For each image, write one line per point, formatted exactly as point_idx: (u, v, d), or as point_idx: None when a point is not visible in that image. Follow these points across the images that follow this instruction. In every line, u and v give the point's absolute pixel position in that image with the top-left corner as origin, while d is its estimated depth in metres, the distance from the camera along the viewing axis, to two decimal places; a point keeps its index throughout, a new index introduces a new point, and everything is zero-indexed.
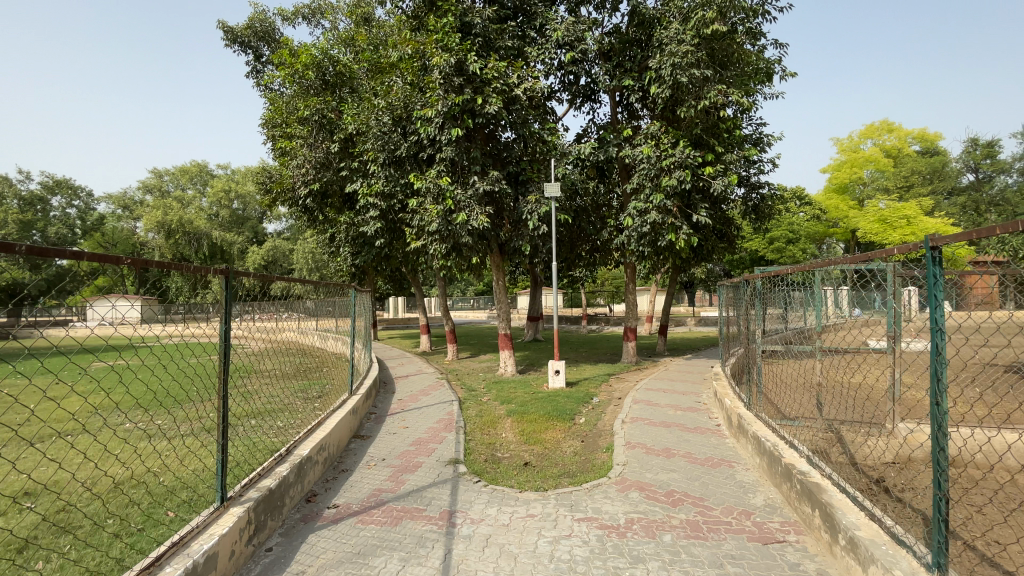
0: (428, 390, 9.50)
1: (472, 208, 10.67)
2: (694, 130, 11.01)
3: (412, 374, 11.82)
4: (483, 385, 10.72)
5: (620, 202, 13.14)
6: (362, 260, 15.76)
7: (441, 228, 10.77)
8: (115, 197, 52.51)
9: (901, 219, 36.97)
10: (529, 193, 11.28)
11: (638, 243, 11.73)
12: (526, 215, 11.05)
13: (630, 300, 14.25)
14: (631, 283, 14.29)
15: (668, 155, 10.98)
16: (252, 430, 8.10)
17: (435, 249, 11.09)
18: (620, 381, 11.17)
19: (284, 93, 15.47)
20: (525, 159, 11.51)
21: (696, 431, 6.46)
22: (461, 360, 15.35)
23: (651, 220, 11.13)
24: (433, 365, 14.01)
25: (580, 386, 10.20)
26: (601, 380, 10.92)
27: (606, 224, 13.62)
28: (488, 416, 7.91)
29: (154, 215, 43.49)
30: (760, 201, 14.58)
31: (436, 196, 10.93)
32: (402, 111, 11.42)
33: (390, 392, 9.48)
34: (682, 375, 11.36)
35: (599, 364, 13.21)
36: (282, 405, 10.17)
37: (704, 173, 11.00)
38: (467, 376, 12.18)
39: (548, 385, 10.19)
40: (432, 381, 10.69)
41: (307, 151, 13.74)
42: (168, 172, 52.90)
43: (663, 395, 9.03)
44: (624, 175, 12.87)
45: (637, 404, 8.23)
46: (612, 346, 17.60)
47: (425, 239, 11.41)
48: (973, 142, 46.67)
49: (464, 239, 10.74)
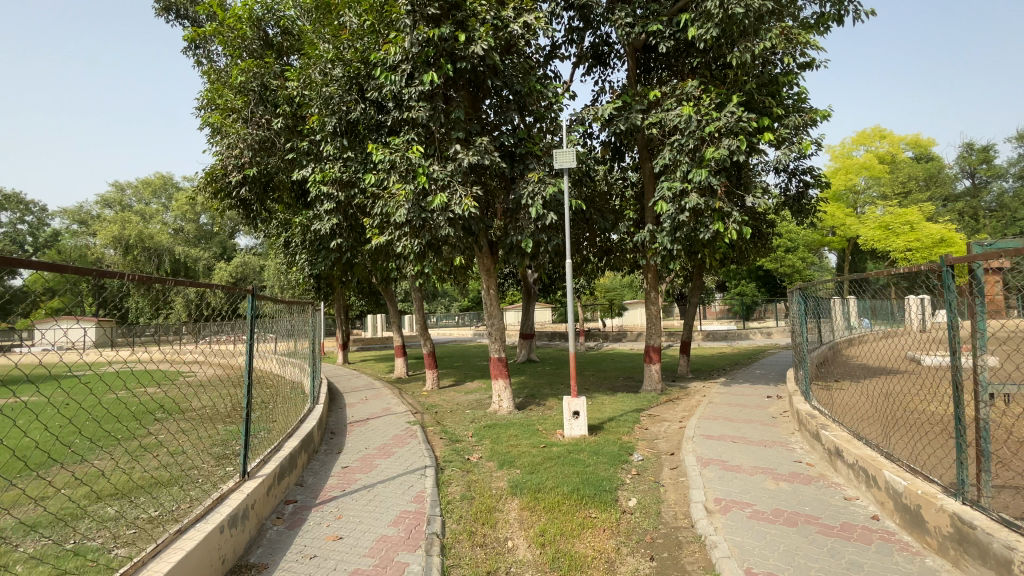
0: (391, 447, 6.53)
1: (454, 189, 7.84)
2: (747, 86, 8.45)
3: (376, 415, 8.82)
4: (472, 432, 7.75)
5: (643, 188, 10.49)
6: (320, 267, 12.77)
7: (411, 216, 7.94)
8: (70, 211, 48.48)
9: (904, 225, 35.59)
10: (530, 169, 8.51)
11: (674, 236, 8.97)
12: (527, 198, 8.26)
13: (651, 311, 11.45)
14: (652, 290, 11.44)
15: (712, 118, 8.39)
16: (100, 532, 5.05)
17: (404, 246, 8.24)
18: (656, 420, 8.29)
19: (221, 63, 12.56)
20: (525, 127, 8.77)
21: (856, 544, 3.68)
22: (443, 390, 12.36)
23: (692, 205, 8.38)
24: (406, 399, 10.98)
25: (607, 431, 7.29)
26: (631, 420, 8.04)
27: (625, 218, 10.92)
28: (483, 498, 4.98)
29: (111, 230, 39.59)
30: (805, 189, 12.00)
31: (403, 173, 8.10)
32: (360, 63, 8.68)
33: (334, 449, 6.57)
34: (733, 409, 8.61)
35: (618, 395, 10.37)
36: (184, 468, 7.13)
37: (761, 141, 8.36)
38: (450, 415, 9.21)
39: (563, 431, 7.27)
40: (401, 428, 7.69)
41: (242, 127, 10.77)
42: (130, 185, 49.12)
43: (736, 448, 6.22)
44: (646, 154, 10.23)
45: (711, 471, 5.41)
46: (624, 369, 14.76)
47: (390, 233, 8.55)
48: (969, 147, 45.69)
49: (444, 231, 7.88)
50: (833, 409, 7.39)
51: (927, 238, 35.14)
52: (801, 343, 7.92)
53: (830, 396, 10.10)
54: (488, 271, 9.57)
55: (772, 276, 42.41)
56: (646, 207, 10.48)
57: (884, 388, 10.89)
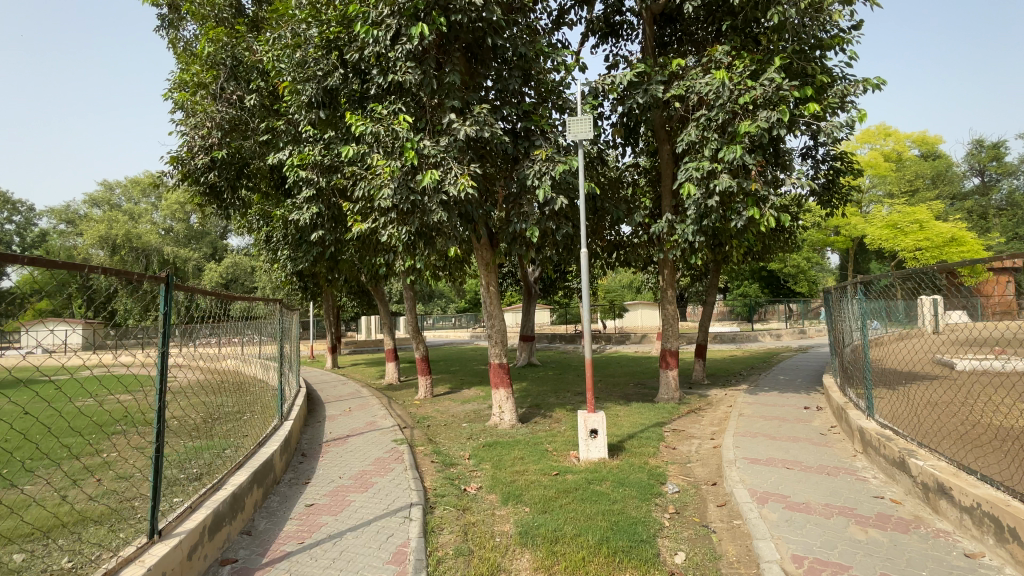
0: (371, 476, 5.37)
1: (448, 166, 6.71)
2: (788, 50, 7.32)
3: (360, 430, 7.66)
4: (470, 453, 6.58)
5: (664, 172, 9.35)
6: (302, 263, 11.57)
7: (398, 198, 6.80)
8: (57, 210, 47.00)
9: (913, 224, 34.57)
10: (536, 146, 7.35)
11: (702, 224, 7.82)
12: (532, 179, 7.11)
13: (667, 311, 10.28)
14: (669, 288, 10.24)
15: (747, 85, 7.25)
16: None
17: (390, 234, 7.12)
18: (683, 437, 7.15)
19: (190, 38, 11.38)
20: (531, 98, 7.58)
21: None
22: (437, 399, 11.20)
23: (724, 188, 7.25)
24: (396, 410, 9.81)
25: (630, 452, 6.14)
26: (655, 438, 6.88)
27: (641, 208, 9.76)
28: (485, 552, 3.83)
29: (97, 229, 38.20)
30: (836, 176, 10.87)
31: (387, 148, 6.97)
32: (340, 24, 7.53)
33: (301, 479, 5.42)
34: (770, 423, 7.43)
35: (633, 405, 9.23)
36: (125, 497, 5.95)
37: (806, 113, 7.21)
38: (444, 430, 8.05)
39: (578, 453, 6.12)
40: (387, 448, 6.54)
41: (211, 105, 9.59)
42: (118, 184, 47.58)
43: (795, 480, 5.06)
44: (666, 133, 9.09)
45: (775, 513, 4.25)
46: (635, 374, 13.62)
47: (373, 219, 7.38)
48: (977, 144, 44.75)
49: (436, 216, 6.73)
50: (904, 427, 6.28)
51: (937, 237, 34.15)
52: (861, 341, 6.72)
53: (885, 406, 9.02)
54: (486, 265, 8.39)
55: (777, 277, 41.46)
56: (665, 195, 9.34)
57: (924, 396, 9.75)
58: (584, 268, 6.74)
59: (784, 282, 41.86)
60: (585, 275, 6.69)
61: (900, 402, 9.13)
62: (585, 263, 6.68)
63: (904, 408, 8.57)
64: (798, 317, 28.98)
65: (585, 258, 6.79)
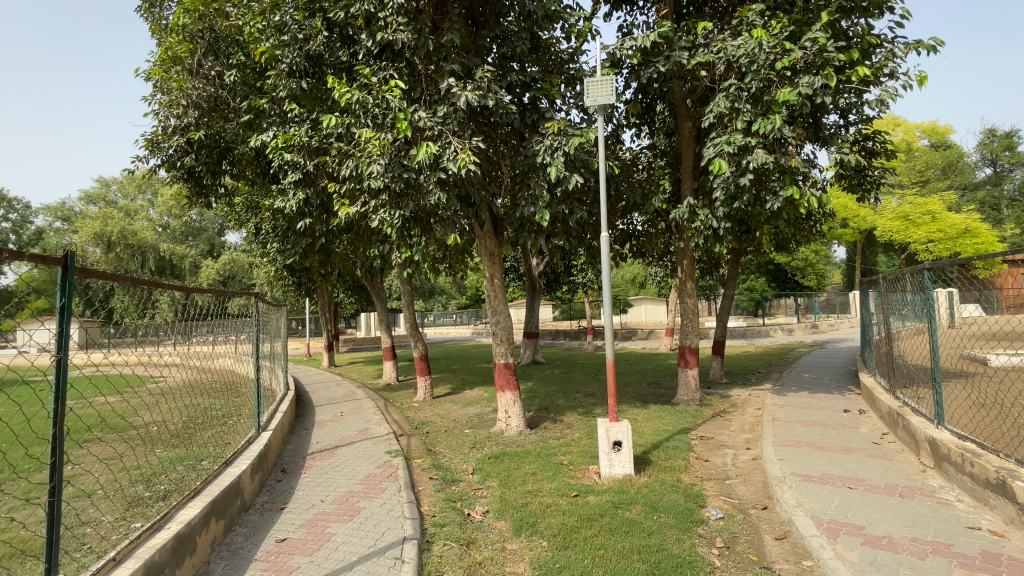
0: (357, 501, 4.55)
1: (447, 140, 5.87)
2: (833, 6, 6.44)
3: (351, 439, 6.85)
4: (474, 467, 5.77)
5: (685, 151, 8.50)
6: (291, 255, 10.76)
7: (389, 177, 5.94)
8: (53, 207, 46.12)
9: (925, 215, 33.53)
10: (546, 118, 6.48)
11: (732, 206, 6.98)
12: (542, 155, 6.28)
13: (686, 306, 9.41)
14: (689, 280, 9.35)
15: (787, 47, 6.36)
16: None
17: (382, 218, 6.29)
18: (714, 447, 6.34)
19: (167, 12, 10.47)
20: (540, 65, 6.72)
21: None
22: (437, 401, 10.40)
23: (760, 165, 6.40)
24: (392, 414, 9.01)
25: (659, 467, 5.34)
26: (683, 448, 6.09)
27: (659, 191, 8.89)
28: None
29: (91, 226, 37.32)
30: (870, 158, 9.99)
31: (377, 120, 6.11)
32: None
33: (275, 503, 4.62)
34: (811, 430, 6.59)
35: (652, 408, 8.42)
36: (77, 521, 5.17)
37: (854, 79, 6.34)
38: (444, 438, 7.24)
39: (598, 468, 5.31)
40: (378, 463, 5.72)
41: (187, 81, 8.75)
42: (113, 180, 46.54)
43: (863, 507, 4.24)
44: (687, 108, 8.27)
45: (855, 553, 3.49)
46: (647, 372, 12.82)
47: (363, 202, 6.54)
48: (988, 133, 43.57)
49: (432, 196, 5.89)
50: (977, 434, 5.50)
51: (951, 229, 32.92)
52: (926, 324, 5.72)
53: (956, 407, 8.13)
54: (490, 256, 7.54)
55: (784, 270, 40.58)
56: (686, 176, 8.49)
57: (974, 394, 8.88)
58: (604, 256, 5.85)
59: (791, 275, 40.99)
60: (604, 263, 5.80)
61: (958, 403, 8.28)
62: (605, 251, 5.81)
63: (955, 410, 7.62)
64: (809, 311, 28.03)
65: (605, 246, 5.94)
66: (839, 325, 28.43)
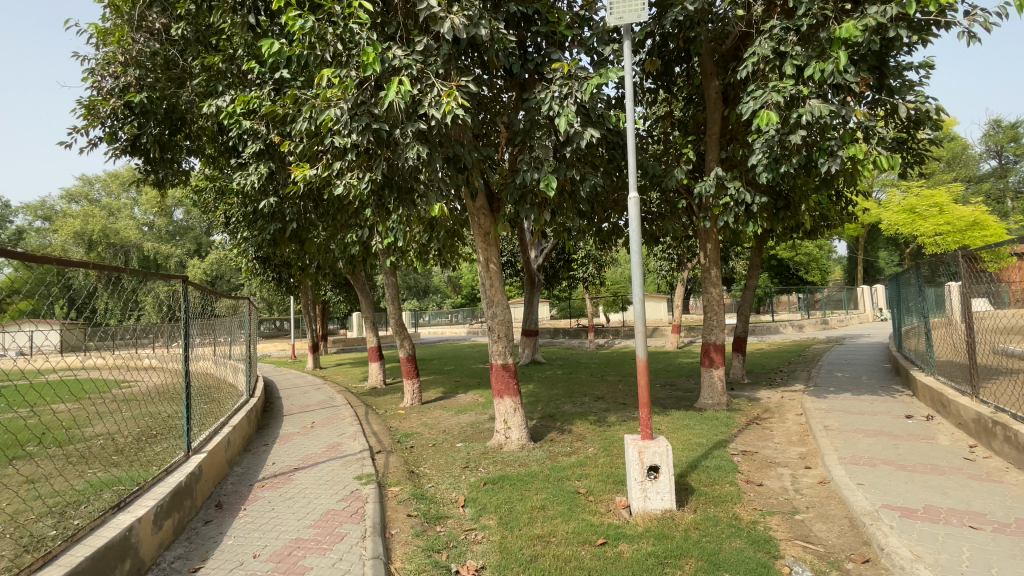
0: (303, 559, 3.31)
1: (429, 80, 4.64)
2: None
3: (316, 458, 5.62)
4: (466, 497, 4.53)
5: (710, 116, 7.30)
6: (259, 242, 9.53)
7: (354, 128, 4.72)
8: (34, 206, 44.62)
9: (931, 208, 32.27)
10: (552, 60, 5.26)
11: (776, 172, 5.84)
12: (548, 106, 5.08)
13: (709, 297, 8.19)
14: (713, 267, 8.10)
15: None
16: None
17: (350, 183, 5.12)
18: (765, 466, 5.12)
19: None
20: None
21: None
22: (425, 407, 9.15)
23: (815, 116, 5.23)
24: (373, 424, 7.75)
25: (705, 498, 4.12)
26: (728, 468, 4.87)
27: (679, 163, 7.69)
28: None
29: (72, 225, 35.82)
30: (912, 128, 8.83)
31: (340, 56, 4.85)
32: None
33: (190, 560, 3.41)
34: (879, 443, 5.39)
35: (675, 415, 7.21)
36: None
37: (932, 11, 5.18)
38: (430, 455, 6.01)
39: (627, 499, 4.08)
40: (342, 493, 4.47)
41: (127, 35, 7.48)
42: (97, 179, 44.96)
43: (1009, 559, 3.04)
44: (711, 63, 7.10)
45: None
46: (660, 373, 11.60)
47: (326, 164, 5.33)
48: (994, 124, 42.36)
49: (410, 153, 4.68)
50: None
51: (959, 221, 31.69)
52: None
53: None
54: (485, 237, 6.27)
55: (787, 266, 39.56)
56: (711, 144, 7.31)
57: None
58: (631, 221, 4.53)
59: (794, 271, 39.92)
60: (633, 228, 4.48)
61: None
62: (633, 215, 4.52)
63: None
64: (817, 306, 26.91)
65: (631, 210, 4.65)
66: (849, 321, 27.35)
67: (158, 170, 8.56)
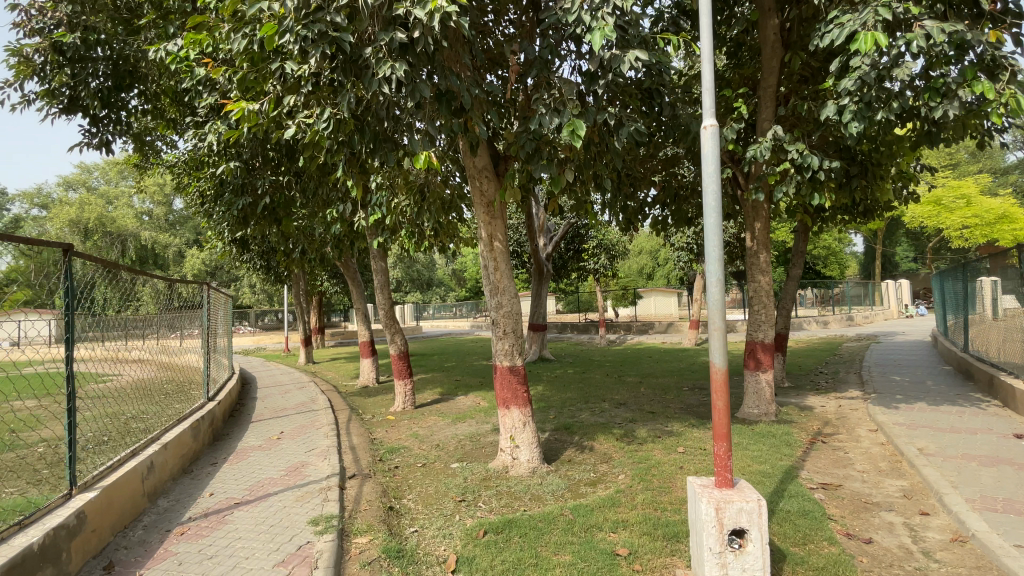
0: None
1: None
2: None
3: (270, 487, 4.36)
4: (459, 554, 3.26)
5: (767, 63, 5.96)
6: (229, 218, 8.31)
7: (305, 40, 3.44)
8: (32, 193, 43.67)
9: (958, 199, 30.41)
10: None
11: (867, 122, 4.55)
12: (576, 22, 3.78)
13: (757, 287, 6.80)
14: (763, 251, 6.73)
15: None
16: None
17: (307, 123, 3.88)
18: (862, 509, 3.81)
19: None
20: None
21: None
22: (417, 413, 7.89)
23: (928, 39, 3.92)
24: (353, 435, 6.49)
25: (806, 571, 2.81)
26: (818, 515, 3.56)
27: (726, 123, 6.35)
28: None
29: (67, 213, 34.77)
30: None
31: None
32: None
33: None
34: (1012, 478, 4.05)
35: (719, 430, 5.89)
36: None
37: None
38: (417, 480, 4.74)
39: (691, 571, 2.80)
40: (285, 552, 3.17)
41: None
42: (96, 166, 43.94)
43: None
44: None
45: None
46: (685, 375, 10.29)
47: (280, 100, 4.09)
48: None
49: (382, 76, 3.39)
50: None
51: (987, 212, 29.84)
52: None
53: None
54: (488, 207, 4.95)
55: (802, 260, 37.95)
56: (767, 97, 5.98)
57: None
58: (705, 164, 3.01)
59: (810, 266, 38.27)
60: (709, 174, 2.99)
61: None
62: (710, 154, 3.00)
63: None
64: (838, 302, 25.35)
65: (706, 147, 3.08)
66: (872, 318, 25.79)
67: (108, 135, 7.26)
